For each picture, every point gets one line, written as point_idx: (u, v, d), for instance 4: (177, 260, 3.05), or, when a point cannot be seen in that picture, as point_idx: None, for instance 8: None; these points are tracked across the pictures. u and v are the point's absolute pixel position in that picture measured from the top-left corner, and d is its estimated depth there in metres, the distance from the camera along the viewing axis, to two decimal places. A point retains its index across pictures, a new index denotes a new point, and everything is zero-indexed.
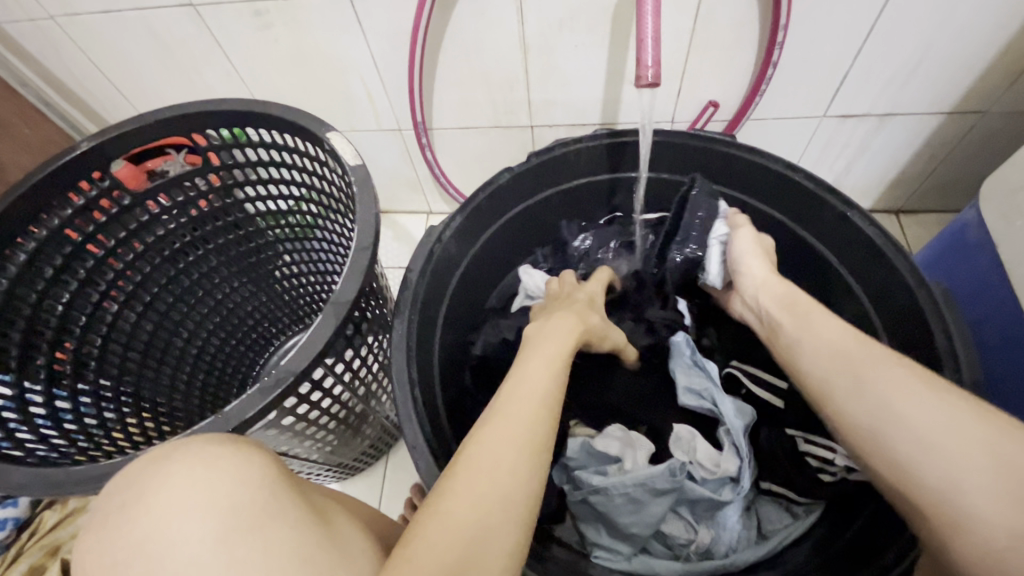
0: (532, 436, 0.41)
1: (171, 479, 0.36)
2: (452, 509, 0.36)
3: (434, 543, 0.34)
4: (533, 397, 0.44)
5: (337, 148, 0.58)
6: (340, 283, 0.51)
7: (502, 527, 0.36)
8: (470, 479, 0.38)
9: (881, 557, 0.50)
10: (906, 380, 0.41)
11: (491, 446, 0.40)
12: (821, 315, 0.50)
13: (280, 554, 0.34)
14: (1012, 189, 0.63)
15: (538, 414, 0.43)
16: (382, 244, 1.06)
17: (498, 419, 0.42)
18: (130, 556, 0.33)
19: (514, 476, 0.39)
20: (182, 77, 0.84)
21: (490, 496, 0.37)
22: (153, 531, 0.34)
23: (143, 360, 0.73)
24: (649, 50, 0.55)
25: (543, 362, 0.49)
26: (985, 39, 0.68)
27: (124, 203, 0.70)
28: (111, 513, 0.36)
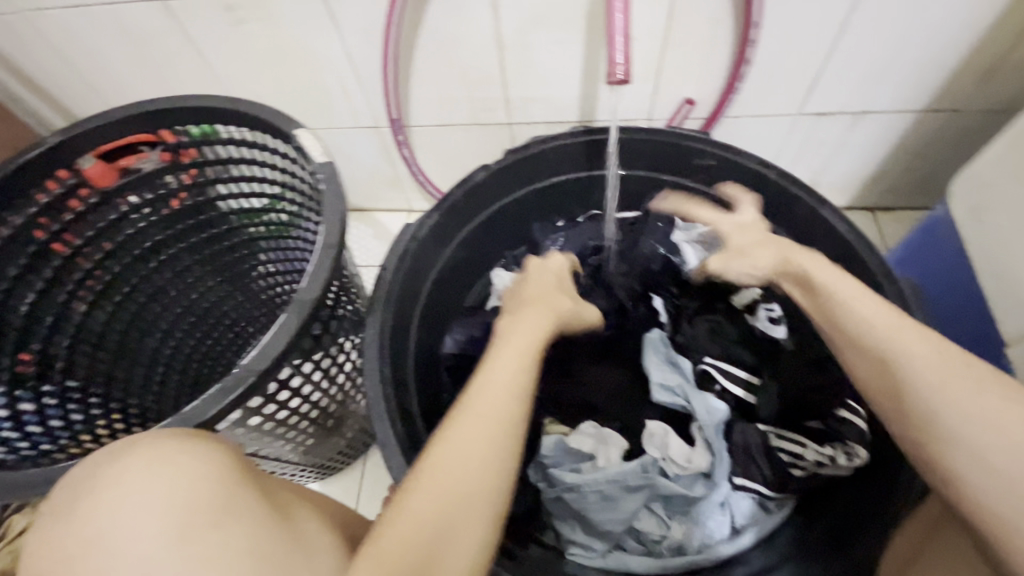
0: (500, 433, 0.41)
1: (124, 479, 0.35)
2: (416, 509, 0.36)
3: (395, 545, 0.34)
4: (504, 390, 0.43)
5: (305, 145, 0.58)
6: (304, 282, 0.50)
7: (465, 528, 0.36)
8: (435, 480, 0.37)
9: (853, 548, 0.52)
10: (973, 397, 0.37)
11: (457, 444, 0.39)
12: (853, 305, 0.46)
13: (236, 553, 0.34)
14: (979, 186, 0.64)
15: (508, 408, 0.42)
16: (362, 242, 1.05)
17: (466, 415, 0.41)
18: (79, 556, 0.33)
19: (480, 475, 0.38)
20: (153, 73, 0.83)
21: (455, 497, 0.37)
22: (104, 531, 0.34)
23: (114, 360, 0.72)
24: (619, 48, 0.56)
25: (515, 352, 0.47)
26: (955, 37, 0.68)
27: (92, 202, 0.68)
28: (64, 512, 0.36)
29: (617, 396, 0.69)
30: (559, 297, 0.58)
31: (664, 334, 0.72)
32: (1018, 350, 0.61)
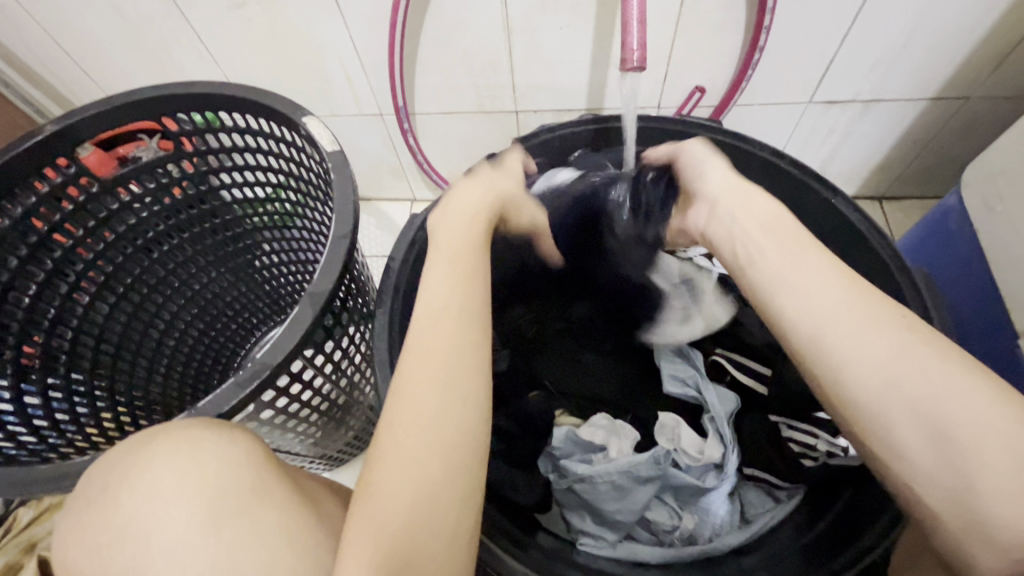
0: (458, 372, 0.39)
1: (155, 462, 0.36)
2: (394, 473, 0.35)
3: (384, 511, 0.34)
4: (449, 328, 0.41)
5: (313, 133, 0.57)
6: (317, 273, 0.49)
7: (451, 476, 0.35)
8: (405, 437, 0.36)
9: (858, 538, 0.51)
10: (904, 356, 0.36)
11: (416, 392, 0.38)
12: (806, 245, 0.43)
13: (266, 532, 0.35)
14: (993, 175, 0.64)
15: (466, 347, 0.40)
16: (366, 232, 1.04)
17: (421, 364, 0.39)
18: (115, 534, 0.34)
19: (451, 417, 0.37)
20: (151, 59, 0.81)
21: (424, 455, 0.36)
22: (138, 508, 0.34)
23: (117, 354, 0.71)
24: (635, 33, 0.55)
25: (455, 274, 0.44)
26: (973, 23, 0.67)
27: (92, 190, 0.67)
28: (99, 494, 0.36)
29: (627, 389, 0.69)
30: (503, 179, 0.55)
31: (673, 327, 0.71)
32: None
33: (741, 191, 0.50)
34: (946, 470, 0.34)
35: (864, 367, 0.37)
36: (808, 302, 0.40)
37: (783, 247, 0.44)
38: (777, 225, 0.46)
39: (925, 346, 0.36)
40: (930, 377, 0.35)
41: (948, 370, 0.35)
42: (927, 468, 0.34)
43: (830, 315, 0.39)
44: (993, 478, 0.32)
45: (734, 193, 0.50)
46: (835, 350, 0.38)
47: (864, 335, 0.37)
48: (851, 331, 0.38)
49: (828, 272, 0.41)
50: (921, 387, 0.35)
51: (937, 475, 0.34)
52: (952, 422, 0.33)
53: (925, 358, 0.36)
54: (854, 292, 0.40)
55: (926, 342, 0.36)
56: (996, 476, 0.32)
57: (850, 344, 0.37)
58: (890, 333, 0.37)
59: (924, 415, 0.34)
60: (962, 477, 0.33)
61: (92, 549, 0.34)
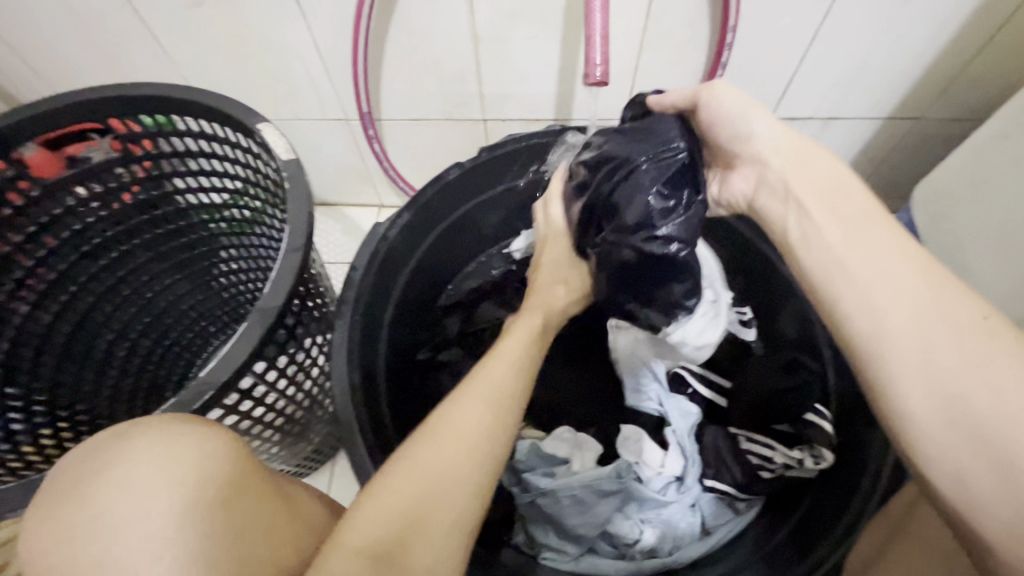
0: (502, 400, 0.42)
1: (132, 454, 0.32)
2: (425, 452, 0.38)
3: (404, 484, 0.36)
4: (506, 364, 0.45)
5: (268, 140, 0.55)
6: (266, 290, 0.48)
7: (469, 478, 0.37)
8: (444, 427, 0.39)
9: (813, 551, 0.53)
10: (993, 370, 0.32)
11: (462, 404, 0.41)
12: (875, 219, 0.40)
13: (249, 530, 0.33)
14: (941, 195, 0.67)
15: (516, 376, 0.45)
16: (331, 238, 1.02)
17: (476, 380, 0.43)
18: (82, 530, 0.30)
19: (484, 434, 0.40)
20: (102, 56, 0.77)
21: (453, 456, 0.38)
22: (112, 503, 0.31)
23: (59, 366, 0.67)
24: (598, 48, 0.55)
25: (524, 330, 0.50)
26: (922, 46, 0.70)
27: (33, 195, 0.64)
28: (67, 487, 0.32)
29: (590, 399, 0.70)
30: (554, 288, 0.58)
31: None
32: None
33: (804, 158, 0.45)
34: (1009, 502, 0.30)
35: (918, 379, 0.33)
36: (869, 293, 0.37)
37: (848, 227, 0.40)
38: (840, 204, 0.42)
39: (1009, 359, 0.32)
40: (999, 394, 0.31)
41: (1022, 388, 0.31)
42: (987, 494, 0.30)
43: (889, 313, 0.35)
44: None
45: (795, 164, 0.45)
46: (894, 357, 0.35)
47: (930, 338, 0.34)
48: (915, 335, 0.34)
49: (899, 257, 0.37)
50: (984, 402, 0.31)
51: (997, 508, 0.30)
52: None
53: (999, 373, 0.31)
54: (929, 283, 0.35)
55: (1007, 354, 0.32)
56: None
57: (911, 351, 0.34)
58: (960, 344, 0.33)
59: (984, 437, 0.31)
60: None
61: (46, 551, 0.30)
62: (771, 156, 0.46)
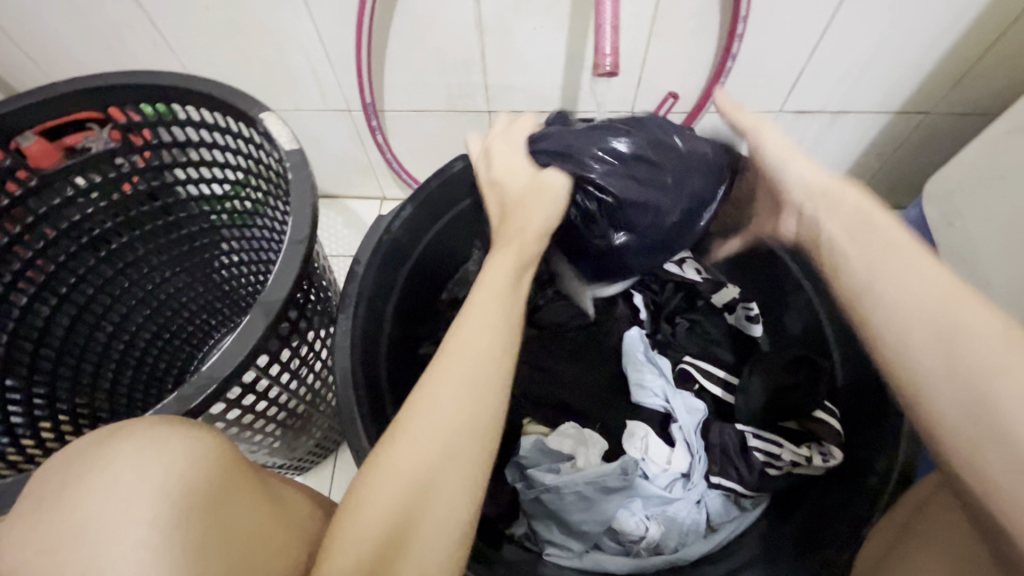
0: (487, 380, 0.39)
1: (119, 458, 0.31)
2: (397, 463, 0.35)
3: (376, 503, 0.33)
4: (489, 334, 0.40)
5: (270, 130, 0.54)
6: (269, 283, 0.47)
7: (451, 480, 0.35)
8: (412, 431, 0.36)
9: (824, 548, 0.53)
10: None
11: (442, 388, 0.37)
12: (912, 253, 0.37)
13: (243, 531, 0.32)
14: (952, 191, 0.66)
15: (491, 357, 0.39)
16: (332, 231, 1.02)
17: (457, 353, 0.39)
18: (66, 542, 0.28)
19: (469, 421, 0.37)
20: (99, 43, 0.76)
21: (437, 447, 0.35)
22: (96, 515, 0.29)
23: (59, 359, 0.66)
24: (608, 37, 0.54)
25: (503, 289, 0.44)
26: (937, 39, 0.69)
27: (31, 185, 0.63)
28: (48, 497, 0.30)
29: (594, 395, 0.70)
30: (534, 216, 0.49)
31: (642, 331, 0.70)
32: None
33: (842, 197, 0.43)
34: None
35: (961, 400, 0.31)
36: (906, 320, 0.34)
37: (877, 256, 0.38)
38: (869, 232, 0.39)
39: None
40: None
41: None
42: None
43: (921, 343, 0.33)
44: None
45: (829, 204, 0.43)
46: (936, 382, 0.32)
47: (970, 359, 0.31)
48: (953, 365, 0.32)
49: (932, 284, 0.35)
50: None
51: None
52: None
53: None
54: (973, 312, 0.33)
55: None
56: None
57: (954, 379, 0.31)
58: (1011, 360, 0.30)
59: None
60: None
61: (25, 566, 0.28)
62: (805, 199, 0.45)
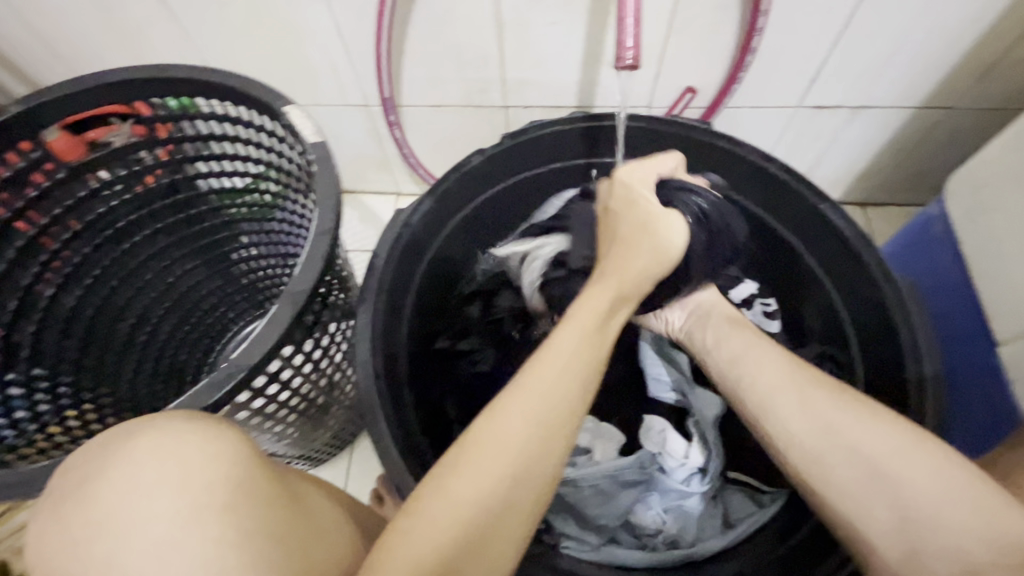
0: (558, 425, 0.39)
1: (133, 455, 0.32)
2: (462, 489, 0.35)
3: (431, 528, 0.34)
4: (567, 379, 0.40)
5: (294, 123, 0.54)
6: (295, 273, 0.47)
7: (511, 516, 0.36)
8: (476, 460, 0.36)
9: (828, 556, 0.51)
10: (871, 434, 0.44)
11: (515, 424, 0.38)
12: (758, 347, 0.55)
13: (268, 528, 0.32)
14: (977, 186, 0.65)
15: (566, 396, 0.39)
16: (348, 226, 1.02)
17: (535, 392, 0.39)
18: (91, 536, 0.30)
19: (536, 463, 0.37)
20: (124, 40, 0.77)
21: (504, 483, 0.36)
22: (113, 512, 0.30)
23: (84, 350, 0.67)
24: (630, 31, 0.54)
25: (588, 333, 0.42)
26: (961, 33, 0.68)
27: (58, 177, 0.64)
28: (72, 489, 0.32)
29: (611, 389, 0.70)
30: (641, 254, 0.48)
31: None
32: (1012, 350, 0.61)
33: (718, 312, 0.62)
34: (942, 539, 0.40)
35: (853, 468, 0.44)
36: (765, 390, 0.51)
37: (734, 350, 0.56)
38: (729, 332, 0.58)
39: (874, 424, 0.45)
40: (906, 459, 0.42)
41: (901, 444, 0.43)
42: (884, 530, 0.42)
43: (783, 407, 0.49)
44: (981, 533, 0.39)
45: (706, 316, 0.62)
46: (802, 442, 0.47)
47: (822, 422, 0.46)
48: (808, 425, 0.47)
49: (779, 370, 0.52)
50: (883, 467, 0.43)
51: (939, 550, 0.40)
52: (936, 490, 0.41)
53: (874, 426, 0.44)
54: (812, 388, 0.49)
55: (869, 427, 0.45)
56: (988, 533, 0.38)
57: (811, 435, 0.47)
58: (851, 422, 0.45)
59: (914, 492, 0.41)
60: (959, 545, 0.39)
61: (72, 547, 0.30)
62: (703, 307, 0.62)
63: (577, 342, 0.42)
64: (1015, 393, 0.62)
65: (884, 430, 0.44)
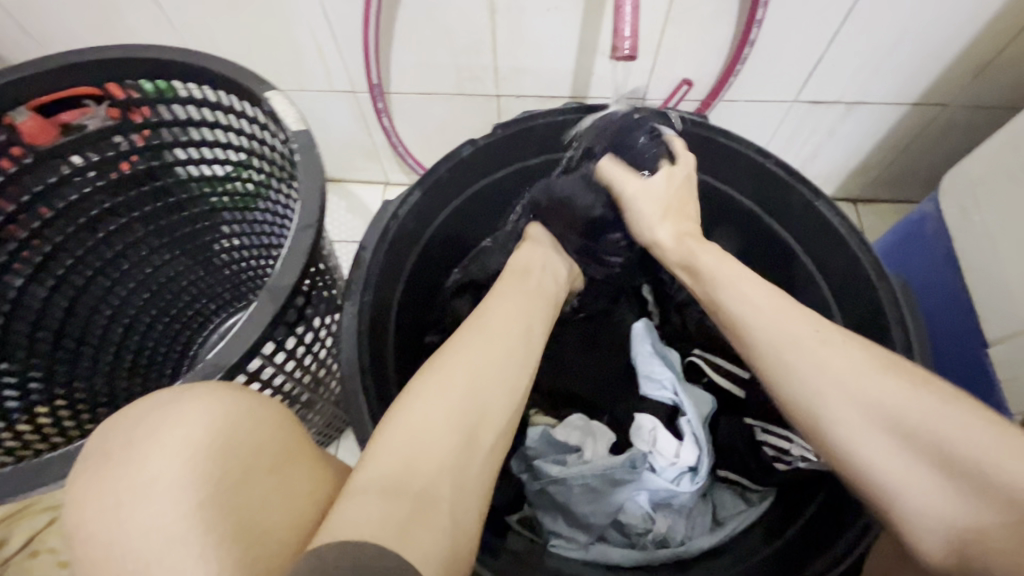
0: (513, 366, 0.42)
1: (184, 417, 0.31)
2: (425, 411, 0.36)
3: (396, 460, 0.33)
4: (512, 331, 0.45)
5: (276, 110, 0.52)
6: (277, 268, 0.45)
7: (481, 442, 0.37)
8: (444, 392, 0.37)
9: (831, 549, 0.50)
10: (870, 367, 0.38)
11: (471, 361, 0.41)
12: (739, 270, 0.48)
13: (302, 491, 0.32)
14: (972, 185, 0.64)
15: (513, 348, 0.44)
16: (335, 215, 1.00)
17: (484, 337, 0.43)
18: (128, 500, 0.28)
19: (496, 393, 0.40)
20: (97, 16, 0.73)
21: (467, 409, 0.37)
22: (156, 479, 0.29)
23: (56, 342, 0.65)
24: (627, 19, 0.52)
25: (519, 306, 0.49)
26: (962, 28, 0.67)
27: (26, 162, 0.60)
28: (115, 452, 0.30)
29: (602, 387, 0.69)
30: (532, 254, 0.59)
31: (650, 322, 0.70)
32: (1003, 349, 0.61)
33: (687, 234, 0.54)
34: (945, 498, 0.34)
35: (850, 410, 0.38)
36: (750, 314, 0.44)
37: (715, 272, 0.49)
38: (704, 257, 0.51)
39: (879, 362, 0.39)
40: (906, 403, 0.36)
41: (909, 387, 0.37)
42: (904, 487, 0.36)
43: (783, 332, 0.42)
44: (999, 492, 0.33)
45: (677, 239, 0.55)
46: (796, 379, 0.40)
47: (819, 356, 0.40)
48: (804, 356, 0.40)
49: (764, 289, 0.45)
50: (893, 405, 0.37)
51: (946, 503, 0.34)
52: (930, 436, 0.35)
53: (875, 364, 0.38)
54: (807, 320, 0.42)
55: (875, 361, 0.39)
56: (1000, 499, 0.33)
57: (809, 366, 0.40)
58: (854, 356, 0.39)
59: (925, 447, 0.35)
60: (966, 507, 0.34)
61: (95, 520, 0.29)
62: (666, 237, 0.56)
63: (515, 316, 0.47)
64: (1004, 392, 0.62)
65: (886, 373, 0.38)
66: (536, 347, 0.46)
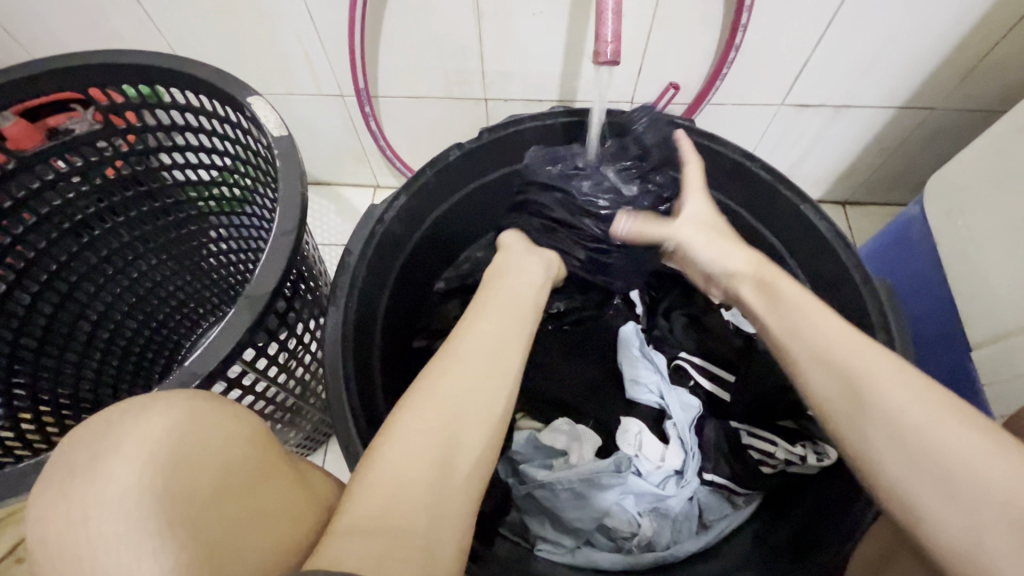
0: (493, 388, 0.42)
1: (154, 431, 0.30)
2: (405, 444, 0.36)
3: (376, 496, 0.33)
4: (493, 350, 0.45)
5: (257, 115, 0.52)
6: (258, 273, 0.45)
7: (460, 470, 0.37)
8: (425, 423, 0.38)
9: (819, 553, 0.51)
10: (918, 393, 0.35)
11: (450, 386, 0.41)
12: (783, 287, 0.45)
13: (275, 509, 0.33)
14: (957, 189, 0.64)
15: (494, 368, 0.43)
16: (324, 219, 1.00)
17: (464, 359, 0.43)
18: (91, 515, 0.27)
19: (473, 420, 0.40)
20: (83, 21, 0.73)
21: (445, 437, 0.38)
22: (125, 493, 0.27)
23: (40, 348, 0.64)
24: (609, 24, 0.52)
25: (508, 325, 0.48)
26: (945, 32, 0.67)
27: (9, 167, 0.60)
28: (81, 468, 0.28)
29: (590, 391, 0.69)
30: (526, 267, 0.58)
31: (638, 326, 0.71)
32: (987, 353, 0.62)
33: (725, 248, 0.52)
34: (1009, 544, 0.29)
35: (888, 434, 0.34)
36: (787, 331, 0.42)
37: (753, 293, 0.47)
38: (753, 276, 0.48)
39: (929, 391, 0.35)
40: (953, 434, 0.33)
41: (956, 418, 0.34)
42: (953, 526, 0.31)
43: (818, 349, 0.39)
44: None
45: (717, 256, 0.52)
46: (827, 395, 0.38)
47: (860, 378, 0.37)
48: (841, 375, 0.38)
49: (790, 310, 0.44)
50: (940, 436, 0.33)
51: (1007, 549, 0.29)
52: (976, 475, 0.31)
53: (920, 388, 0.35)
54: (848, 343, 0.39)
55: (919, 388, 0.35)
56: None
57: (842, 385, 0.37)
58: (898, 381, 0.36)
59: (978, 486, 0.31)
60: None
61: (50, 539, 0.27)
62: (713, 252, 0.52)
63: (498, 331, 0.47)
64: (988, 395, 0.62)
65: (932, 401, 0.34)
66: (515, 361, 0.46)
